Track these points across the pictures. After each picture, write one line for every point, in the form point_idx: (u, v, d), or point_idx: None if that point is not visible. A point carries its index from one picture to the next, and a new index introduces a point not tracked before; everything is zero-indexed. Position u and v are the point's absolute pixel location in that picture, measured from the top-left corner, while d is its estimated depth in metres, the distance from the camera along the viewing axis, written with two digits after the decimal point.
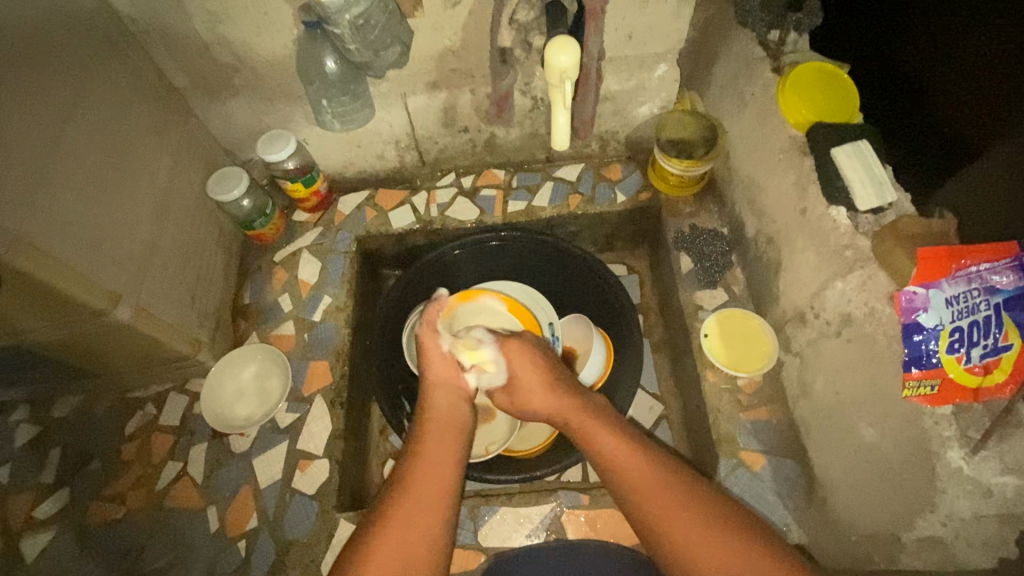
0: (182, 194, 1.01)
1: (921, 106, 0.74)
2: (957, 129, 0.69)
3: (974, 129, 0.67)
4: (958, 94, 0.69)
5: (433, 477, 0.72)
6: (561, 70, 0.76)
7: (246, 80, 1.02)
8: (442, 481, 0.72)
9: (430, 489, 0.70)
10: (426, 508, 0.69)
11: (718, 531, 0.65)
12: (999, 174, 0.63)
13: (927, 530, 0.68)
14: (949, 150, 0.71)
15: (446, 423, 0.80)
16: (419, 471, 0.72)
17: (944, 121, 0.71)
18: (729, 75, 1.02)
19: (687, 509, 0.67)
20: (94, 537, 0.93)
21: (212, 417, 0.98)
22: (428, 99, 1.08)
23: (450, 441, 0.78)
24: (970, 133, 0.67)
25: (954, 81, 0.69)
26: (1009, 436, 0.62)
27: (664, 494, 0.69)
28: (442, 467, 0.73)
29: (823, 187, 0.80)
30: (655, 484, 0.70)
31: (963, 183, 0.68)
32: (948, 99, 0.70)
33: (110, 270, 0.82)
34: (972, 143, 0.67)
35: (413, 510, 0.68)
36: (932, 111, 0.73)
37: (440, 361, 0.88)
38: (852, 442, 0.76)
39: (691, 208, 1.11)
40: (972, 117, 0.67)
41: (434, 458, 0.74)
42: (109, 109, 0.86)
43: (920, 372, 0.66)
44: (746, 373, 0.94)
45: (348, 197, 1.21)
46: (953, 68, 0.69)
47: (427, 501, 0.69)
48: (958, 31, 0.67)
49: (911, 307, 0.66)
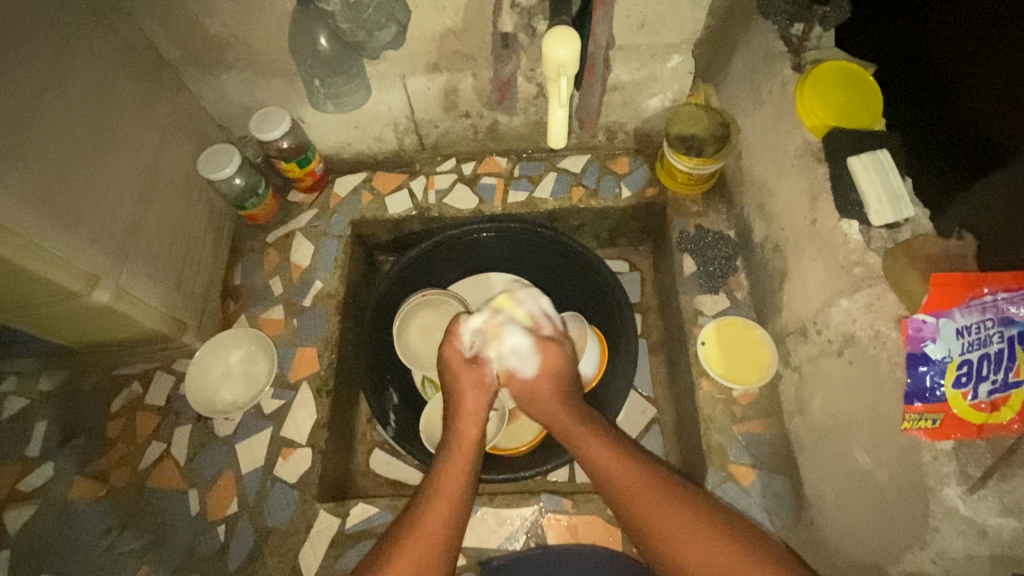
0: (171, 170, 0.98)
1: (950, 111, 0.69)
2: (995, 135, 0.64)
3: (1012, 141, 0.61)
4: (997, 97, 0.63)
5: (447, 517, 0.72)
6: (558, 63, 0.70)
7: (239, 55, 0.98)
8: (452, 521, 0.73)
9: (440, 527, 0.71)
10: (435, 545, 0.70)
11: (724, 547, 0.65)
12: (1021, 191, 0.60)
13: (914, 565, 0.65)
14: (985, 161, 0.65)
15: (463, 456, 0.80)
16: (432, 510, 0.73)
17: (980, 130, 0.65)
18: (747, 70, 0.96)
19: (698, 530, 0.67)
20: (75, 512, 0.94)
21: (195, 401, 0.97)
22: (428, 81, 1.03)
23: (468, 473, 0.78)
24: (1009, 141, 0.62)
25: (980, 88, 0.65)
26: (1010, 476, 0.59)
27: (675, 511, 0.69)
28: (455, 505, 0.74)
29: (836, 199, 0.75)
30: (672, 509, 0.69)
31: (983, 201, 0.65)
32: (987, 103, 0.64)
33: (90, 250, 0.79)
34: (1008, 154, 0.62)
35: (427, 549, 0.69)
36: (966, 116, 0.67)
37: (477, 391, 0.86)
38: (846, 466, 0.73)
39: (697, 207, 1.07)
40: (1014, 125, 0.61)
41: (448, 496, 0.74)
42: (93, 80, 0.83)
43: (922, 406, 0.63)
44: (742, 385, 0.90)
45: (344, 178, 1.18)
46: (993, 69, 0.63)
47: (436, 539, 0.70)
48: (979, 35, 0.64)
49: (918, 336, 0.63)
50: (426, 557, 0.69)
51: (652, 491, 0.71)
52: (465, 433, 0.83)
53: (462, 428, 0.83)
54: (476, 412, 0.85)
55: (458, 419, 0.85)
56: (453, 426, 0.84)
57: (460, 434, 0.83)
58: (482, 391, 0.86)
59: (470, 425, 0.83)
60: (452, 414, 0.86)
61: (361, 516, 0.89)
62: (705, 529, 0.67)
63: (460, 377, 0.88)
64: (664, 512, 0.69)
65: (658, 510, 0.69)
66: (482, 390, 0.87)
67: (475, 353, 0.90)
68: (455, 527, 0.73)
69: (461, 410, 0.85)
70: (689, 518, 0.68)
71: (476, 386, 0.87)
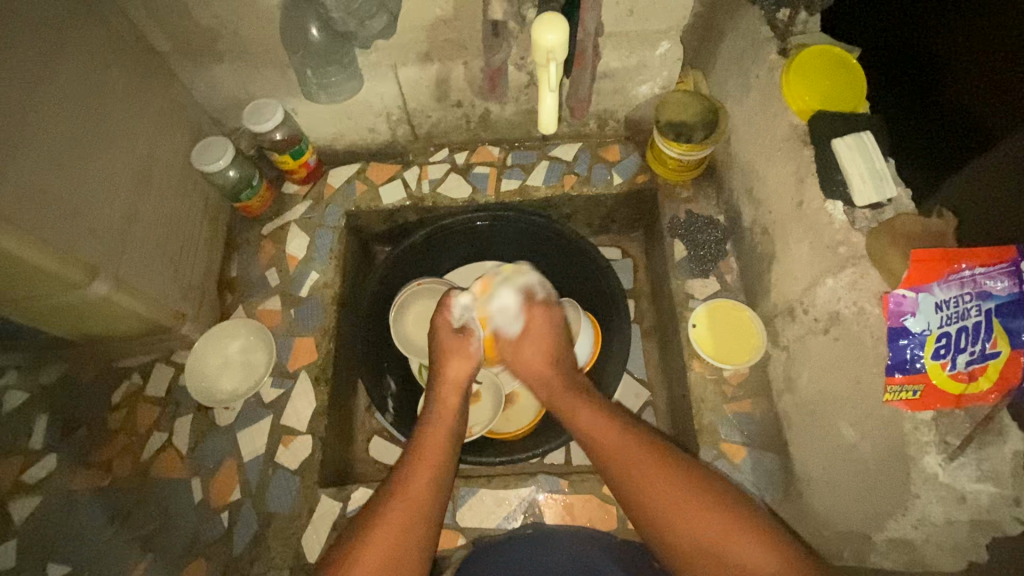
0: (165, 163, 0.99)
1: (936, 93, 0.70)
2: (980, 116, 0.64)
3: (991, 128, 0.63)
4: (981, 79, 0.64)
5: (429, 484, 0.73)
6: (548, 49, 0.71)
7: (230, 46, 0.99)
8: (434, 485, 0.74)
9: (425, 491, 0.73)
10: (420, 508, 0.71)
11: (705, 508, 0.67)
12: (1000, 176, 0.62)
13: (897, 531, 0.68)
14: (963, 146, 0.67)
15: (445, 423, 0.81)
16: (415, 475, 0.74)
17: (957, 117, 0.68)
18: (735, 55, 0.98)
19: (679, 490, 0.68)
20: (79, 502, 0.95)
21: (196, 391, 0.99)
22: (420, 70, 1.04)
23: (450, 440, 0.79)
24: (994, 122, 0.63)
25: (956, 76, 0.67)
26: (988, 445, 0.62)
27: (653, 472, 0.70)
28: (439, 468, 0.76)
29: (821, 181, 0.77)
30: (651, 470, 0.70)
31: (965, 183, 0.67)
32: (962, 92, 0.66)
33: (87, 242, 0.80)
34: (986, 139, 0.64)
35: (411, 515, 0.71)
36: (943, 104, 0.69)
37: (461, 360, 0.88)
38: (832, 440, 0.76)
39: (688, 193, 1.08)
40: (989, 111, 0.63)
41: (431, 461, 0.76)
42: (85, 73, 0.83)
43: (903, 377, 0.65)
44: (732, 365, 0.92)
45: (337, 170, 1.19)
46: (978, 50, 0.64)
47: (421, 502, 0.72)
48: (956, 26, 0.66)
49: (899, 310, 0.65)
50: (410, 518, 0.70)
51: (632, 451, 0.73)
52: (446, 402, 0.84)
53: (443, 396, 0.85)
54: (458, 380, 0.86)
55: (440, 387, 0.86)
56: (434, 394, 0.85)
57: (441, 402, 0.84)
58: (467, 361, 0.88)
59: (450, 393, 0.85)
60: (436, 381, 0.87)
61: (362, 500, 0.90)
62: (690, 494, 0.68)
63: (445, 348, 0.89)
64: (650, 477, 0.70)
65: (645, 473, 0.70)
66: (467, 361, 0.88)
67: (464, 326, 0.92)
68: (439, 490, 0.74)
69: (445, 378, 0.86)
70: (669, 480, 0.69)
71: (462, 355, 0.88)
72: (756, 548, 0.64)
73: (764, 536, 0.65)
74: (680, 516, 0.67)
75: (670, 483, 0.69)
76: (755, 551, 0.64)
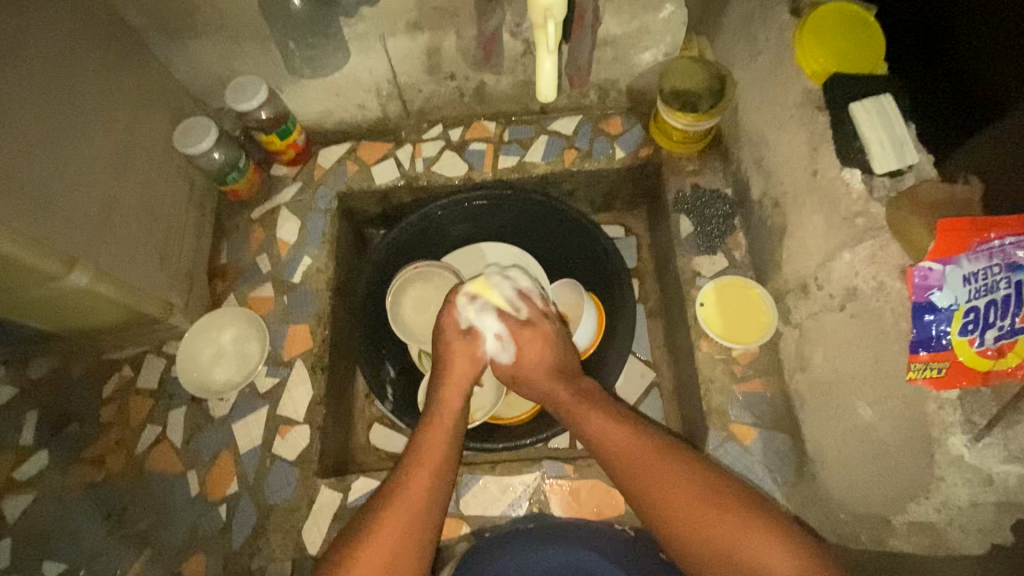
0: (146, 146, 0.94)
1: (947, 66, 0.68)
2: (994, 87, 0.62)
3: (1005, 92, 0.60)
4: (998, 50, 0.61)
5: (430, 486, 0.71)
6: (544, 8, 0.66)
7: (208, 19, 0.93)
8: (435, 488, 0.71)
9: (425, 495, 0.70)
10: (422, 512, 0.69)
11: (714, 508, 0.64)
12: (1009, 142, 0.60)
13: (918, 515, 0.67)
14: (978, 112, 0.64)
15: (445, 423, 0.78)
16: (416, 476, 0.71)
17: (972, 80, 0.65)
18: (743, 16, 0.93)
19: (685, 488, 0.66)
20: (73, 498, 0.93)
21: (189, 381, 0.96)
22: (409, 41, 0.99)
23: (453, 441, 0.77)
24: (1004, 87, 0.60)
25: (975, 37, 0.64)
26: (1016, 424, 0.59)
27: (663, 471, 0.68)
28: (440, 469, 0.73)
29: (838, 149, 0.73)
30: (660, 469, 0.68)
31: (974, 148, 0.64)
32: (979, 55, 0.64)
33: (63, 231, 0.76)
34: (1002, 102, 0.61)
35: (411, 519, 0.68)
36: (959, 68, 0.66)
37: (466, 361, 0.85)
38: (848, 420, 0.73)
39: (694, 165, 1.04)
40: (1003, 76, 0.61)
41: (432, 463, 0.73)
42: (53, 50, 0.78)
43: (927, 355, 0.62)
44: (742, 344, 0.89)
45: (327, 150, 1.14)
46: (997, 20, 0.61)
47: (421, 506, 0.69)
48: None
49: (924, 285, 0.60)
50: (411, 522, 0.68)
51: (638, 453, 0.70)
52: (448, 402, 0.81)
53: (445, 396, 0.82)
54: (461, 382, 0.83)
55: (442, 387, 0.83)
56: (437, 395, 0.82)
57: (443, 403, 0.81)
58: (471, 363, 0.85)
59: (453, 394, 0.82)
60: (438, 380, 0.84)
61: (362, 490, 0.88)
62: (700, 494, 0.66)
63: (450, 346, 0.86)
64: (658, 476, 0.68)
65: (653, 473, 0.69)
66: (471, 363, 0.85)
67: (469, 325, 0.88)
68: (441, 493, 0.72)
69: (448, 379, 0.83)
70: (679, 479, 0.67)
71: (467, 356, 0.85)
72: (767, 548, 0.61)
73: (776, 531, 0.63)
74: (686, 513, 0.65)
75: (678, 483, 0.67)
76: (765, 551, 0.61)
